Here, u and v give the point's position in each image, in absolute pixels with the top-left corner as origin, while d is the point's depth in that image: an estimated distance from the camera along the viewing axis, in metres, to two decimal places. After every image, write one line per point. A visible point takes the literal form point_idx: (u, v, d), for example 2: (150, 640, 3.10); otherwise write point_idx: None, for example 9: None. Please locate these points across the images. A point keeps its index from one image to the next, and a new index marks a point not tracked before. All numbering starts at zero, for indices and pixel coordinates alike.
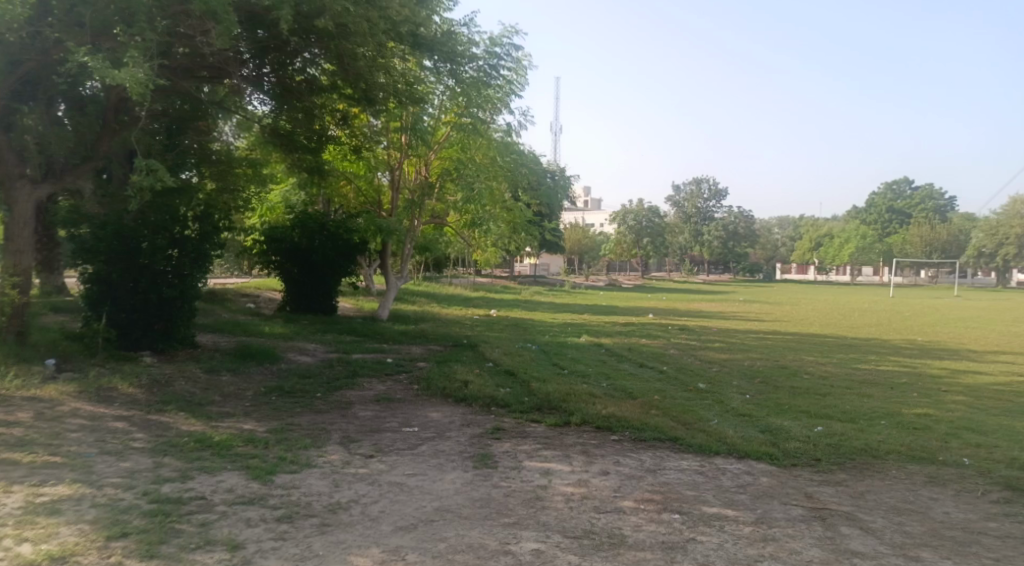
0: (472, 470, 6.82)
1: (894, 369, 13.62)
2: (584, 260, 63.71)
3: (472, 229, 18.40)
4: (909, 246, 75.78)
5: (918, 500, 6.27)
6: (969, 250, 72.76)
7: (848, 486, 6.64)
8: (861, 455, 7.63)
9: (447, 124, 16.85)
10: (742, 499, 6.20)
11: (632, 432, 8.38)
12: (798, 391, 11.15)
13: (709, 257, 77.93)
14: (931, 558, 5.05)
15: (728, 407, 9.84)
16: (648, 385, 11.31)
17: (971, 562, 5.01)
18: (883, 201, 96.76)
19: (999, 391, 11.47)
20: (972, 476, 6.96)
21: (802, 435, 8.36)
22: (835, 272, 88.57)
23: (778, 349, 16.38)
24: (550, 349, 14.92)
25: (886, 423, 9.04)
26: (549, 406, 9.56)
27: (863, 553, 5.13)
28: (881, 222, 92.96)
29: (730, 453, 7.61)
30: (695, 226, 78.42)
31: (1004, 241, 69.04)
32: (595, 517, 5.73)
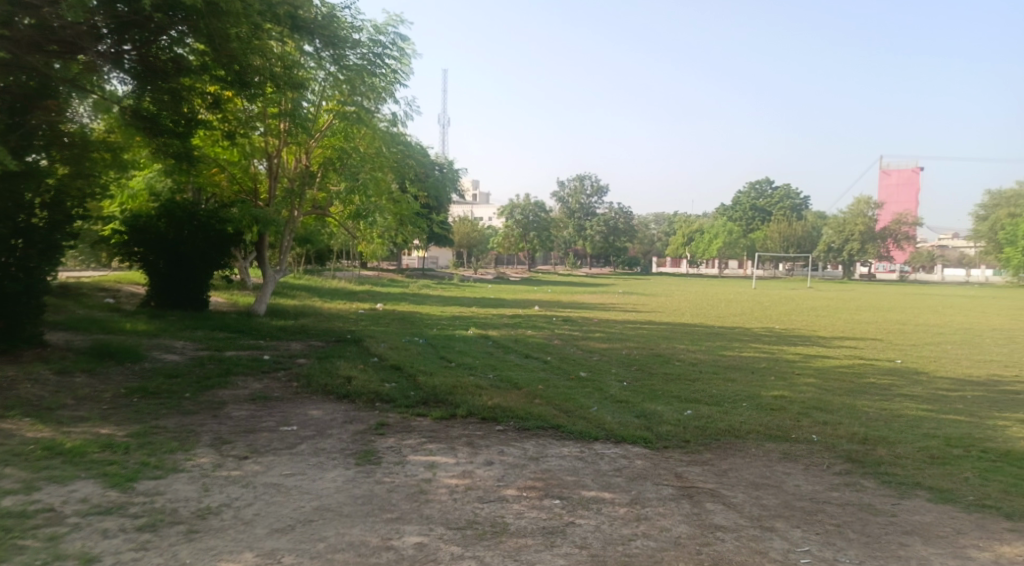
0: (354, 467, 6.69)
1: (756, 355, 14.57)
2: (471, 254, 63.86)
3: (357, 221, 18.10)
4: (770, 241, 81.41)
5: (774, 475, 6.75)
6: (820, 246, 79.00)
7: (713, 465, 7.04)
8: (725, 435, 8.12)
9: (329, 112, 16.35)
10: (618, 482, 6.45)
11: (516, 421, 8.49)
12: (671, 377, 11.72)
13: (592, 252, 80.02)
14: (783, 528, 5.46)
15: (607, 394, 10.18)
16: (532, 375, 11.53)
17: (817, 529, 5.45)
18: (749, 200, 103.08)
19: (843, 372, 12.60)
20: (820, 451, 7.57)
21: (674, 419, 8.78)
22: (706, 265, 93.51)
23: (653, 338, 17.13)
24: (438, 343, 14.88)
25: (747, 405, 9.67)
26: (434, 400, 9.52)
27: (725, 526, 5.46)
28: (746, 219, 99.26)
29: (608, 439, 7.88)
30: (578, 221, 80.43)
31: (850, 237, 75.84)
32: (478, 507, 5.77)
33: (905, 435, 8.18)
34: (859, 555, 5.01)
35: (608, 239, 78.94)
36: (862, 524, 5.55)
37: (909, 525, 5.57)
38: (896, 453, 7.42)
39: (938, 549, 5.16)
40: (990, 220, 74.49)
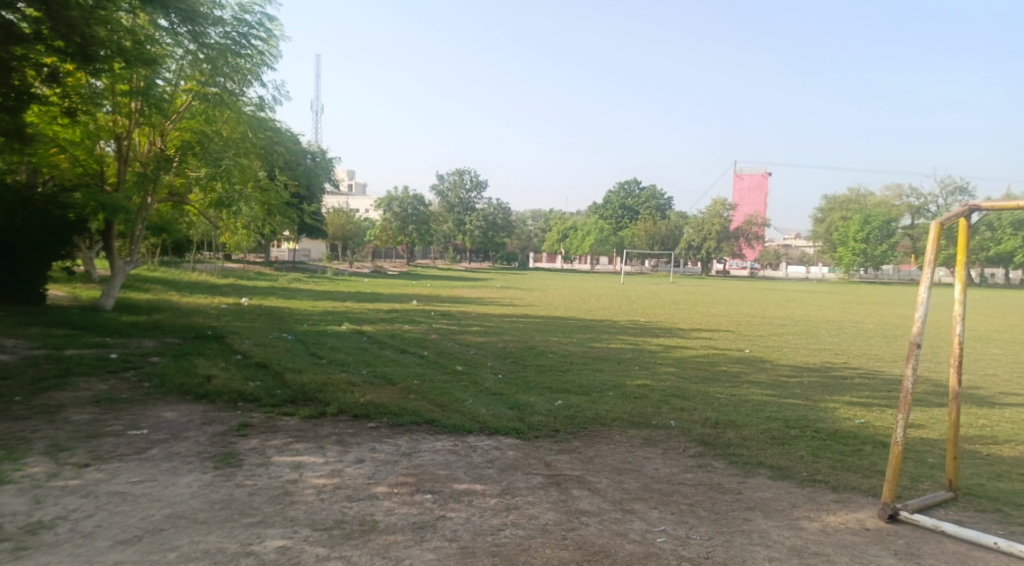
0: (212, 471, 6.32)
1: (623, 346, 15.14)
2: (347, 247, 62.25)
3: (218, 210, 17.15)
4: (638, 238, 84.93)
5: (636, 459, 7.03)
6: (681, 245, 83.30)
7: (580, 452, 7.23)
8: (592, 423, 8.37)
9: (189, 92, 15.24)
10: (490, 473, 6.48)
11: (389, 417, 8.35)
12: (544, 369, 11.96)
13: (470, 246, 80.13)
14: (643, 510, 5.68)
15: (482, 387, 10.21)
16: (406, 370, 11.38)
17: (673, 509, 5.73)
18: (618, 199, 107.00)
19: (700, 361, 13.36)
20: (677, 435, 7.97)
21: (545, 409, 8.93)
22: (579, 261, 96.22)
23: (527, 331, 17.42)
24: (308, 338, 14.37)
25: (613, 393, 10.03)
26: (303, 398, 9.18)
27: (589, 511, 5.62)
28: (617, 217, 103.04)
29: (481, 431, 7.90)
30: (457, 215, 80.36)
31: (708, 236, 80.86)
32: (346, 506, 5.61)
33: (751, 418, 8.78)
34: (708, 531, 5.31)
35: (486, 234, 79.43)
36: (712, 503, 5.89)
37: (753, 501, 5.97)
38: (743, 435, 7.94)
39: (776, 521, 5.57)
40: (827, 221, 81.61)
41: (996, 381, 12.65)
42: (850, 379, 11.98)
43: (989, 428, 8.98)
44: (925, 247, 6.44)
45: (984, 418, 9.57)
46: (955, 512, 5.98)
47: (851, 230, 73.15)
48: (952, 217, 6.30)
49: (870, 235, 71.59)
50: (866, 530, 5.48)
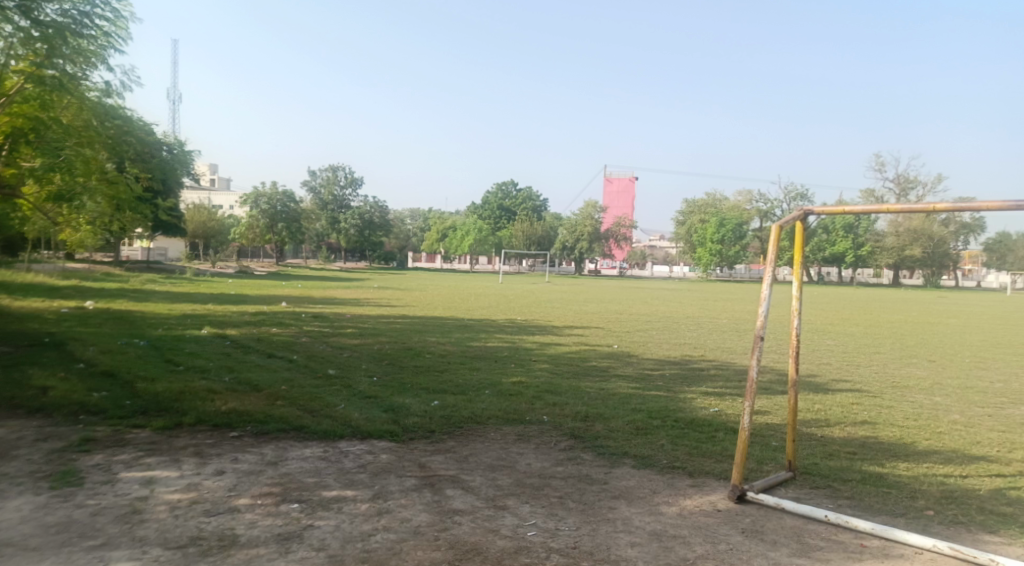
0: (48, 492, 5.74)
1: (498, 345, 15.26)
2: (211, 245, 58.87)
3: (59, 204, 15.62)
4: (514, 238, 85.99)
5: (509, 456, 7.08)
6: (557, 245, 85.17)
7: (454, 452, 7.19)
8: (467, 422, 8.35)
9: (19, 73, 13.66)
10: (361, 478, 6.30)
11: (253, 425, 7.94)
12: (419, 369, 11.83)
13: (345, 245, 78.10)
14: (515, 505, 5.73)
15: (355, 390, 9.93)
16: (274, 375, 10.88)
17: (544, 502, 5.81)
18: (495, 200, 107.94)
19: (572, 358, 13.70)
20: (550, 430, 8.11)
21: (420, 410, 8.81)
22: (457, 262, 96.19)
23: (403, 331, 17.19)
24: (163, 344, 13.43)
25: (488, 392, 10.07)
26: (157, 408, 8.55)
27: (462, 509, 5.59)
28: (493, 217, 103.94)
29: (353, 435, 7.68)
30: (331, 212, 78.01)
31: (582, 237, 83.25)
32: (203, 521, 5.26)
33: (618, 410, 9.09)
34: (577, 522, 5.43)
35: (362, 233, 77.73)
36: (580, 494, 6.03)
37: (618, 490, 6.17)
38: (611, 428, 8.19)
39: (638, 508, 5.78)
40: (689, 224, 86.30)
41: (832, 369, 13.86)
42: (707, 371, 12.70)
43: (824, 412, 9.82)
44: (767, 248, 6.89)
45: (821, 403, 10.44)
46: (794, 490, 6.48)
47: (708, 232, 77.85)
48: (789, 220, 6.77)
49: (725, 237, 76.05)
50: (719, 511, 5.82)
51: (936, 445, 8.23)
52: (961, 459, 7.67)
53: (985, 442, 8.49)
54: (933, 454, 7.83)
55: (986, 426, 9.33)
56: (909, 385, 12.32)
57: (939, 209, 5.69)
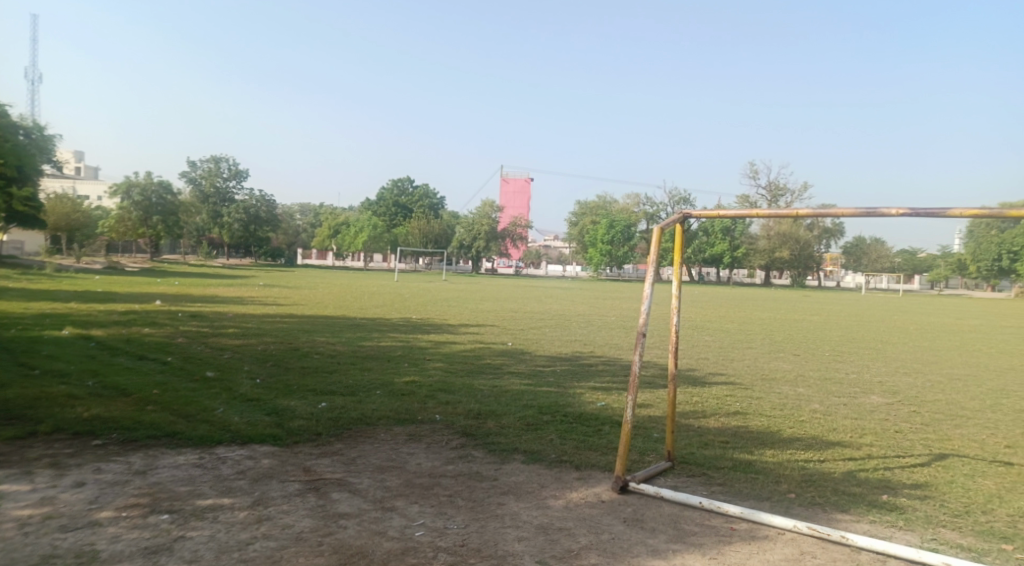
0: None
1: (390, 344, 15.06)
2: (78, 239, 54.66)
3: None
4: (410, 236, 85.11)
5: (398, 456, 7.00)
6: (453, 243, 84.88)
7: (342, 454, 7.03)
8: (356, 424, 8.18)
9: None
10: (240, 484, 6.04)
11: (121, 433, 7.44)
12: (307, 370, 11.48)
13: (228, 241, 74.61)
14: (403, 506, 5.67)
15: (236, 393, 9.51)
16: (146, 379, 10.25)
17: (432, 502, 5.79)
18: (389, 195, 106.34)
19: (466, 356, 13.74)
20: (441, 428, 8.08)
21: (306, 413, 8.55)
22: (350, 259, 94.08)
23: (290, 331, 16.64)
24: (18, 347, 12.34)
25: (379, 392, 9.91)
26: (7, 417, 7.84)
27: (347, 513, 5.47)
28: (387, 214, 102.47)
29: (232, 441, 7.35)
30: (212, 206, 74.29)
31: (478, 236, 83.45)
32: (60, 538, 4.89)
33: (509, 407, 9.18)
34: (465, 519, 5.44)
35: (247, 228, 74.53)
36: (469, 492, 6.05)
37: (507, 486, 6.24)
38: (501, 424, 8.27)
39: (526, 503, 5.86)
40: (581, 223, 88.40)
41: (711, 363, 14.62)
42: (595, 367, 13.07)
43: (702, 404, 10.33)
44: (649, 248, 7.16)
45: (700, 396, 10.99)
46: (672, 479, 6.77)
47: (598, 232, 79.89)
48: (670, 222, 7.06)
49: (616, 238, 78.86)
50: (603, 502, 6.00)
51: (799, 433, 8.84)
52: (820, 445, 8.28)
53: (841, 428, 9.22)
54: (797, 441, 8.42)
55: (842, 414, 10.13)
56: (778, 377, 13.19)
57: (803, 214, 6.12)
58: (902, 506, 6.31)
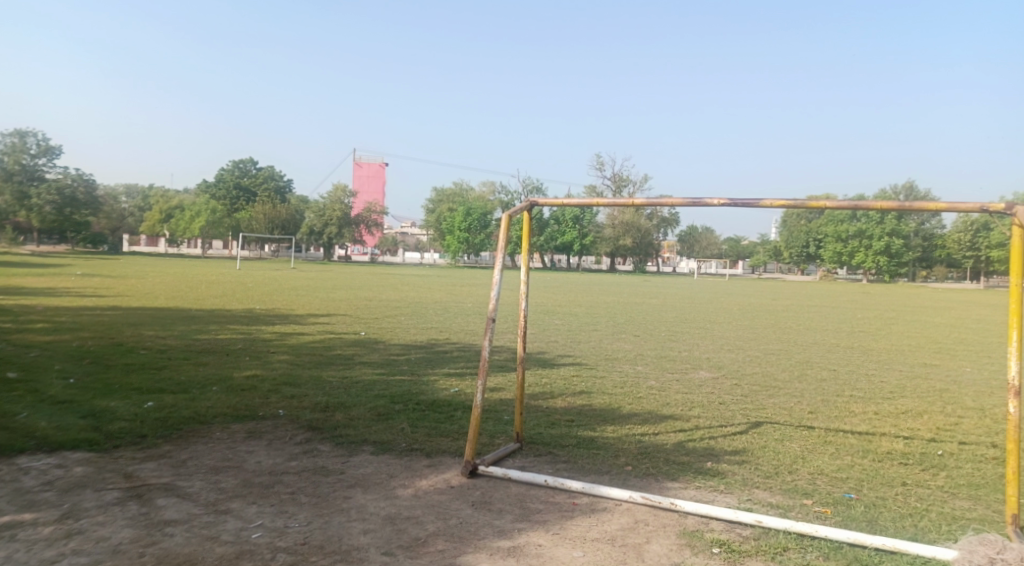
0: None
1: (230, 337, 14.21)
2: None
3: None
4: (253, 221, 80.67)
5: (236, 456, 6.63)
6: (302, 229, 81.59)
7: (171, 457, 6.56)
8: (187, 423, 7.65)
9: None
10: (46, 497, 5.46)
11: None
12: (132, 367, 10.59)
13: (39, 225, 66.85)
14: (239, 508, 5.38)
15: (45, 396, 8.58)
16: None
17: (272, 501, 5.53)
18: (230, 177, 100.18)
19: (313, 346, 13.27)
20: (284, 424, 7.75)
21: (129, 414, 7.88)
22: (186, 245, 87.69)
23: (115, 325, 15.26)
24: None
25: (215, 388, 9.34)
26: None
27: (175, 520, 5.11)
28: (228, 197, 96.56)
29: (39, 449, 6.62)
30: (18, 185, 65.65)
31: (328, 221, 80.68)
32: None
33: (358, 398, 8.97)
34: (307, 516, 5.25)
35: (62, 211, 67.21)
36: (313, 488, 5.84)
37: (353, 479, 6.09)
38: (350, 416, 8.06)
39: (373, 494, 5.76)
40: (437, 211, 87.96)
41: (560, 346, 15.10)
42: (449, 353, 13.09)
43: (550, 385, 10.65)
44: (497, 235, 7.23)
45: (548, 377, 11.33)
46: (520, 459, 6.92)
47: (455, 220, 79.67)
48: (517, 210, 7.16)
49: (472, 225, 79.03)
50: (451, 487, 6.01)
51: (638, 409, 9.33)
52: (655, 419, 8.80)
53: (674, 402, 9.86)
54: (635, 416, 8.88)
55: (674, 389, 10.83)
56: (620, 357, 13.87)
57: (640, 203, 6.44)
58: (723, 472, 6.85)
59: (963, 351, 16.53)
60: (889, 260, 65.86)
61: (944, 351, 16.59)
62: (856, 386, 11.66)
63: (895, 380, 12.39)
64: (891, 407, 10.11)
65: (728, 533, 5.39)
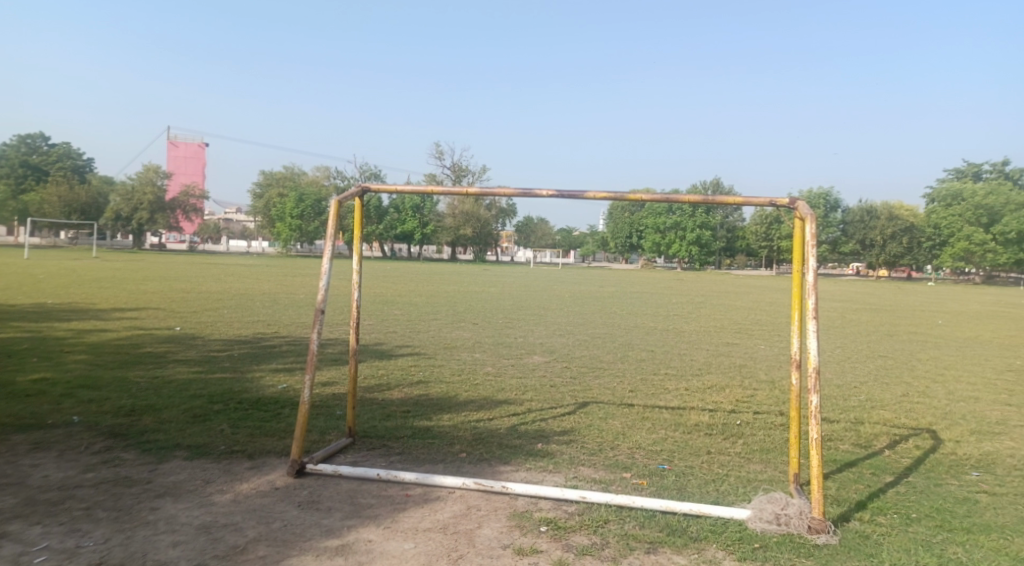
0: None
1: (15, 336, 12.56)
2: None
3: None
4: (47, 205, 72.12)
5: (17, 471, 5.89)
6: (107, 214, 74.14)
7: None
8: None
9: None
10: None
11: None
12: None
13: None
14: (20, 530, 4.79)
15: None
16: None
17: (61, 519, 4.98)
18: (17, 155, 88.89)
19: (118, 344, 12.11)
20: (80, 432, 6.99)
21: None
22: None
23: None
24: None
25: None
26: None
27: None
28: (15, 178, 85.61)
29: None
30: None
31: (138, 206, 74.01)
32: None
33: (171, 399, 8.31)
34: (105, 533, 4.78)
35: None
36: (113, 501, 5.33)
37: (162, 488, 5.63)
38: (160, 419, 7.44)
39: (185, 503, 5.36)
40: (265, 197, 83.61)
41: (395, 336, 14.95)
42: (277, 347, 12.50)
43: (384, 376, 10.50)
44: (327, 222, 6.97)
45: (383, 368, 11.17)
46: (351, 454, 6.75)
47: (286, 206, 76.03)
48: (348, 196, 6.95)
49: (305, 213, 74.87)
50: (275, 489, 5.74)
51: (472, 395, 9.44)
52: (488, 404, 8.95)
53: (507, 387, 10.08)
54: (470, 403, 8.97)
55: (508, 374, 11.09)
56: (457, 345, 13.98)
57: (474, 193, 6.49)
58: (552, 452, 7.10)
59: (758, 331, 18.42)
60: (700, 250, 71.90)
61: (743, 330, 18.41)
62: (671, 365, 12.58)
63: (703, 358, 13.53)
64: (701, 383, 11.01)
65: (556, 511, 5.60)
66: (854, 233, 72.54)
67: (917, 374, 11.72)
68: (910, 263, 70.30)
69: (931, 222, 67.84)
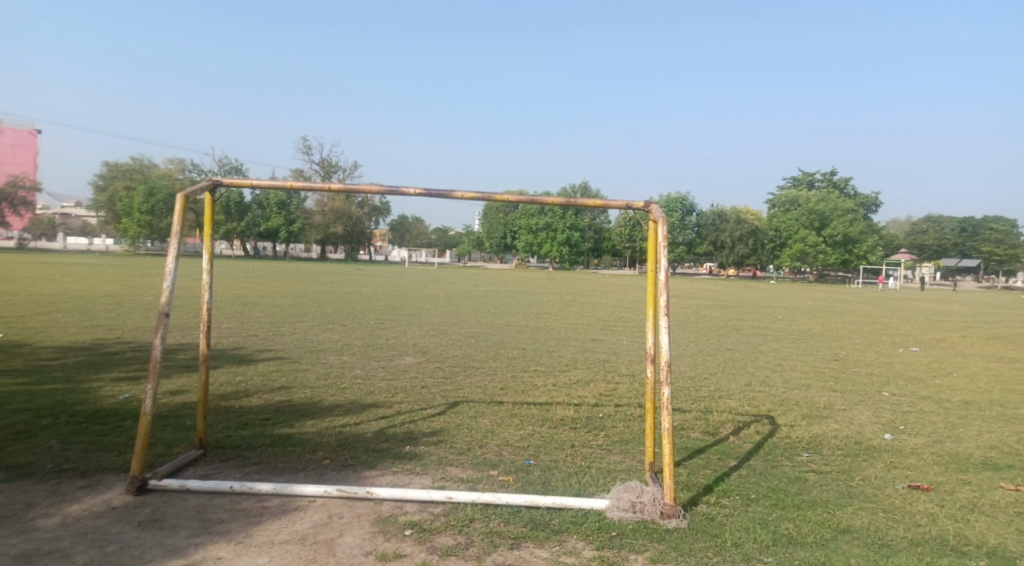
0: None
1: None
2: None
3: None
4: None
5: None
6: None
7: None
8: None
9: None
10: None
11: None
12: None
13: None
14: None
15: None
16: None
17: None
18: None
19: None
20: None
21: None
22: None
23: None
24: None
25: None
26: None
27: None
28: None
29: None
30: None
31: None
32: None
33: None
34: None
35: None
36: None
37: None
38: None
39: (1, 531, 4.84)
40: (109, 190, 77.23)
41: (256, 339, 14.30)
42: (122, 354, 11.57)
43: (243, 382, 9.99)
44: (173, 219, 6.53)
45: (241, 373, 10.63)
46: (202, 467, 6.36)
47: (135, 201, 70.59)
48: (197, 190, 6.54)
49: (156, 208, 69.60)
50: (112, 509, 5.31)
51: (338, 399, 9.19)
52: (355, 408, 8.73)
53: (375, 389, 9.90)
54: (336, 407, 8.72)
55: (377, 376, 10.89)
56: (323, 348, 13.57)
57: (336, 189, 6.30)
58: (419, 454, 7.03)
59: (622, 327, 19.21)
60: (569, 250, 74.16)
61: (606, 327, 19.15)
62: (540, 362, 12.85)
63: (570, 354, 13.93)
64: (568, 379, 11.32)
65: (421, 513, 5.54)
66: (706, 235, 77.15)
67: (759, 364, 12.67)
68: (756, 263, 76.00)
69: (774, 225, 73.57)
